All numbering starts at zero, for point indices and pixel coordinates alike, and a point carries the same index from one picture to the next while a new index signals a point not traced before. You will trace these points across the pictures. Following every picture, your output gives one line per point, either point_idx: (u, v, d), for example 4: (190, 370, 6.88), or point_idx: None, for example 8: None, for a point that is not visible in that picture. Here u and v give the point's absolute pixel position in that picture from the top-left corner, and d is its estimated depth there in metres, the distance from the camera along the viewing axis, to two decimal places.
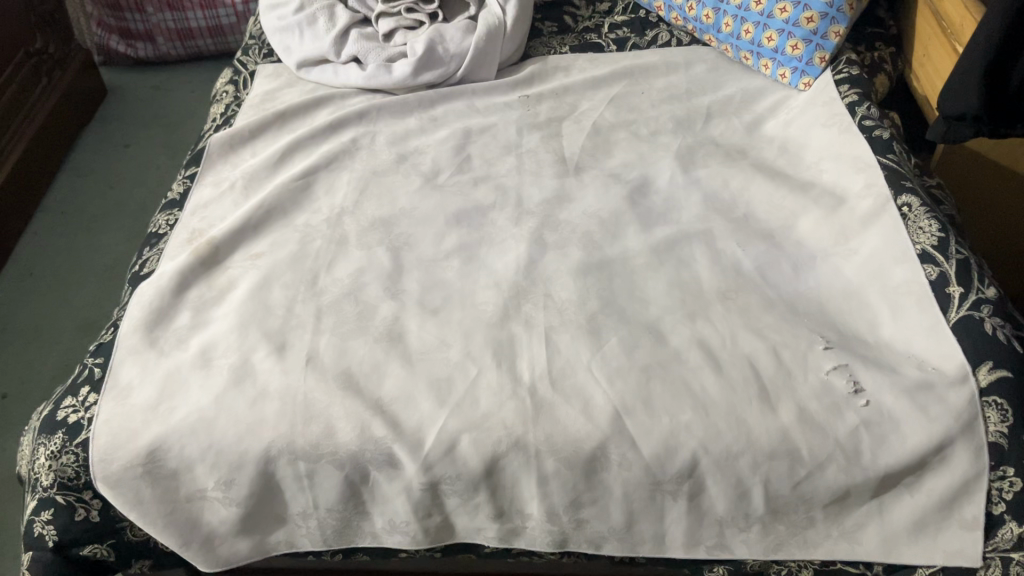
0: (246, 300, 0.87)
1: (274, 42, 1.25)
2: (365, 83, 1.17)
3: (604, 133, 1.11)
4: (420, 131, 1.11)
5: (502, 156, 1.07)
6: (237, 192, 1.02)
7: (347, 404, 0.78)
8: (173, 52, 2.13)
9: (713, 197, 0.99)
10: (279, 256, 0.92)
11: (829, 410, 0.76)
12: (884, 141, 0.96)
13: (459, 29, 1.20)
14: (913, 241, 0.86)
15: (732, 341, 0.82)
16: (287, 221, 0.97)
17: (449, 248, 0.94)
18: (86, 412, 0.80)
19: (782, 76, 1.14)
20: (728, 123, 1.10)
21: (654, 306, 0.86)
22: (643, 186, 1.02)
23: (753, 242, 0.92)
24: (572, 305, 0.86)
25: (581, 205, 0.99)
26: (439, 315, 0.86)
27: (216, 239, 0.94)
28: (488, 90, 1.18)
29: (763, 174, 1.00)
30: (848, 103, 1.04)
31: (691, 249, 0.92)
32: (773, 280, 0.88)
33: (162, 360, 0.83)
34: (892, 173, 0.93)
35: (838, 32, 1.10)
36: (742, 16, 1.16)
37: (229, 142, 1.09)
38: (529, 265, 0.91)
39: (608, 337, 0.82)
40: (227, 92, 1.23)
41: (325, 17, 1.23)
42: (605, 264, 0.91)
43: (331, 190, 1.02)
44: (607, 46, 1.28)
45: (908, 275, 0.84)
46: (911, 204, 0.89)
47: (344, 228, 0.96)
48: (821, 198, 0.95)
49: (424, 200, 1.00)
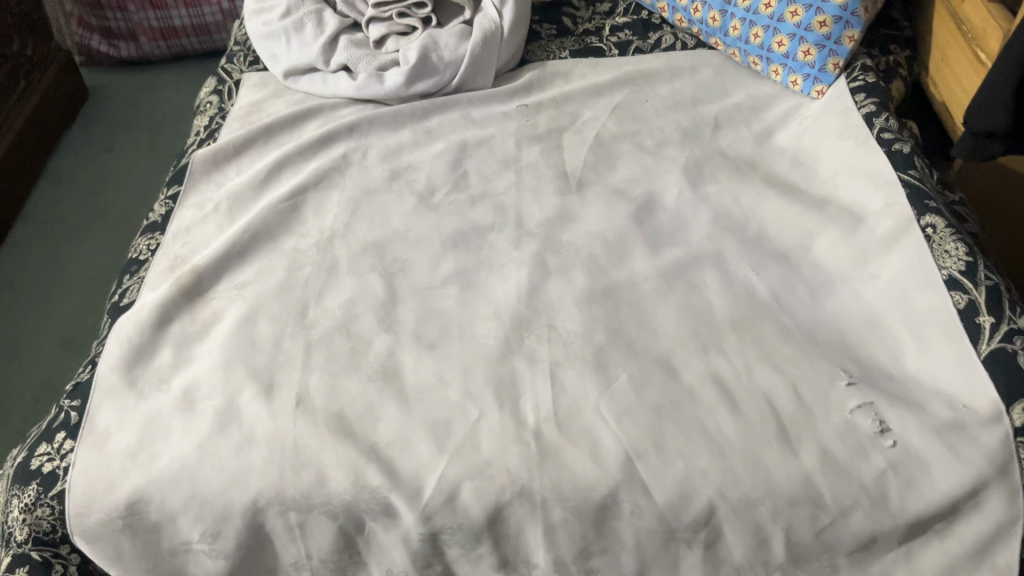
0: (231, 335, 0.82)
1: (259, 49, 1.19)
2: (356, 93, 1.11)
3: (607, 145, 1.05)
4: (414, 145, 1.06)
5: (501, 171, 1.02)
6: (221, 214, 0.96)
7: (339, 450, 0.73)
8: (157, 52, 2.06)
9: (724, 213, 0.94)
10: (265, 285, 0.87)
11: (853, 453, 0.72)
12: (904, 155, 0.91)
13: (453, 35, 1.14)
14: (939, 265, 0.81)
15: (748, 376, 0.77)
16: (274, 246, 0.92)
17: (446, 274, 0.89)
18: (61, 461, 0.75)
19: (793, 83, 1.08)
20: (737, 133, 1.05)
21: (665, 337, 0.81)
22: (649, 204, 0.96)
23: (767, 265, 0.87)
24: (578, 337, 0.81)
25: (584, 224, 0.94)
26: (436, 349, 0.81)
27: (199, 268, 0.88)
28: (484, 99, 1.12)
29: (775, 190, 0.95)
30: (865, 114, 0.98)
31: (702, 272, 0.87)
32: (789, 305, 0.83)
33: (141, 403, 0.78)
34: (914, 191, 0.87)
35: (852, 37, 1.05)
36: (750, 19, 1.11)
37: (213, 158, 1.04)
38: (531, 292, 0.86)
39: (617, 373, 0.77)
40: (211, 103, 1.18)
41: (313, 22, 1.17)
42: (611, 290, 0.86)
43: (320, 211, 0.96)
44: (608, 50, 1.23)
45: (933, 303, 0.79)
46: (935, 224, 0.84)
47: (335, 253, 0.91)
48: (837, 217, 0.90)
49: (418, 221, 0.95)
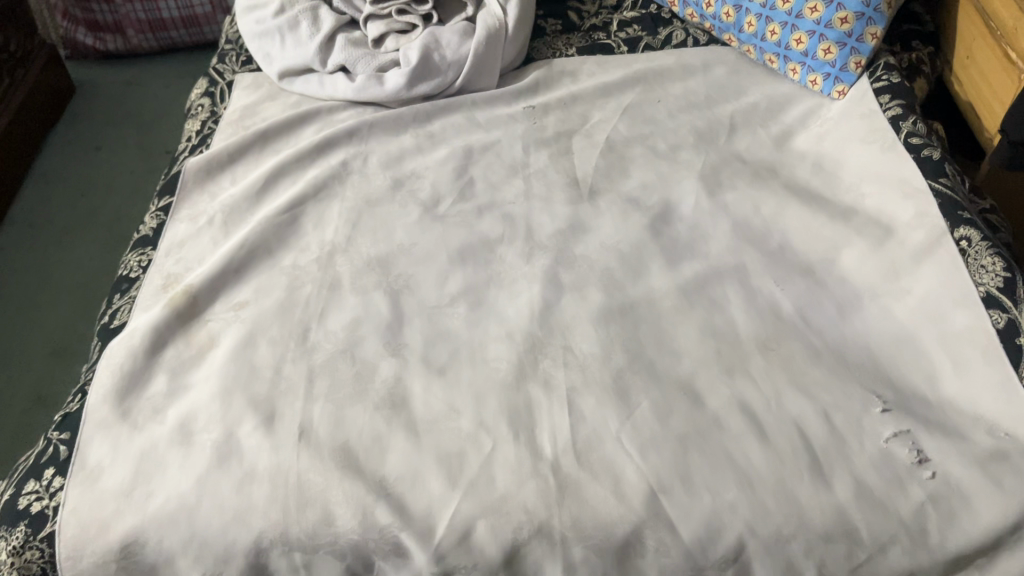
0: (228, 362, 0.77)
1: (253, 49, 1.14)
2: (355, 96, 1.06)
3: (619, 149, 1.01)
4: (417, 151, 1.01)
5: (508, 178, 0.98)
6: (216, 228, 0.91)
7: (347, 486, 0.69)
8: (145, 45, 2.00)
9: (744, 223, 0.89)
10: (264, 305, 0.83)
11: (890, 485, 0.68)
12: (934, 162, 0.87)
13: (456, 33, 1.09)
14: (976, 281, 0.77)
15: (777, 402, 0.73)
16: (272, 262, 0.87)
17: (454, 291, 0.84)
18: (50, 500, 0.71)
19: (812, 82, 1.04)
20: (755, 135, 1.00)
21: (687, 359, 0.77)
22: (665, 213, 0.92)
23: (792, 279, 0.83)
24: (595, 360, 0.77)
25: (598, 236, 0.90)
26: (446, 375, 0.76)
27: (193, 288, 0.84)
28: (489, 100, 1.07)
29: (798, 198, 0.90)
30: (891, 116, 0.94)
31: (723, 288, 0.83)
32: (816, 324, 0.79)
33: (135, 436, 0.73)
34: (947, 200, 0.83)
35: (875, 34, 1.00)
36: (767, 15, 1.06)
37: (206, 168, 0.99)
38: (544, 311, 0.82)
39: (639, 400, 0.73)
40: (202, 105, 1.12)
41: (308, 20, 1.11)
42: (628, 308, 0.82)
43: (320, 223, 0.92)
44: (616, 46, 1.17)
45: (970, 322, 0.75)
46: (970, 237, 0.79)
47: (336, 270, 0.86)
48: (864, 228, 0.85)
49: (423, 234, 0.90)
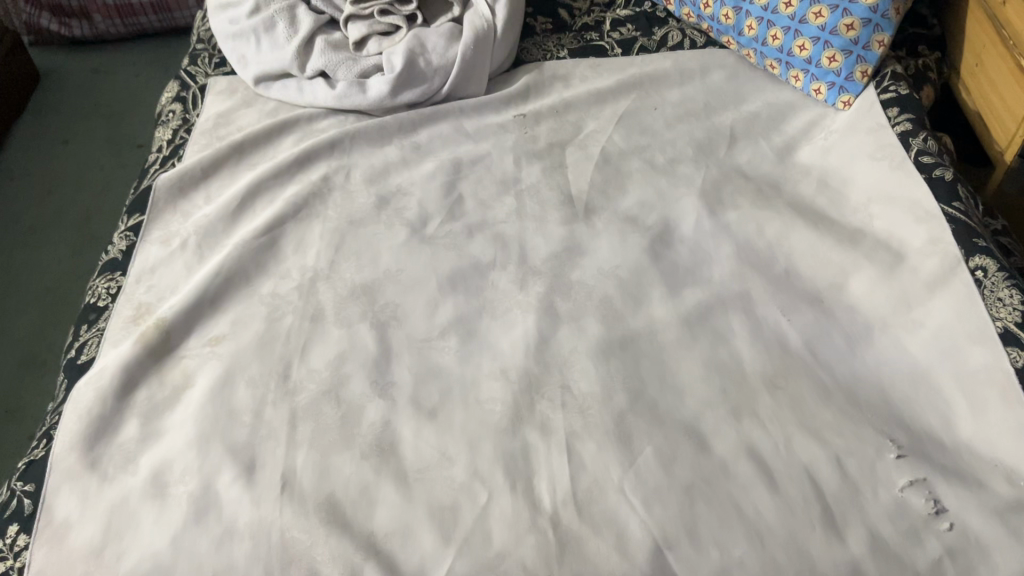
0: (204, 405, 0.73)
1: (227, 51, 1.07)
2: (336, 103, 1.01)
3: (614, 163, 0.96)
4: (402, 164, 0.96)
5: (500, 195, 0.93)
6: (190, 251, 0.86)
7: (332, 543, 0.64)
8: (113, 31, 1.91)
9: (748, 246, 0.85)
10: (242, 340, 0.78)
11: (907, 537, 0.64)
12: (946, 184, 0.83)
13: (442, 36, 1.03)
14: (993, 316, 0.73)
15: (786, 447, 0.69)
16: (250, 290, 0.83)
17: (444, 322, 0.80)
18: (14, 560, 0.66)
19: (816, 91, 0.99)
20: (756, 148, 0.96)
21: (692, 399, 0.73)
22: (665, 234, 0.88)
23: (799, 308, 0.79)
24: (595, 401, 0.73)
25: (595, 260, 0.85)
26: (437, 418, 0.72)
27: (166, 321, 0.78)
28: (477, 108, 1.02)
29: (804, 218, 0.86)
30: (900, 132, 0.90)
31: (727, 318, 0.79)
32: (825, 358, 0.76)
33: (105, 488, 0.68)
34: (961, 226, 0.79)
35: (882, 41, 0.95)
36: (768, 18, 1.01)
37: (178, 184, 0.93)
38: (540, 345, 0.77)
39: (642, 446, 0.69)
40: (173, 112, 1.06)
41: (285, 21, 1.05)
42: (629, 341, 0.78)
43: (301, 246, 0.87)
44: (610, 48, 1.12)
45: (987, 359, 0.71)
46: (986, 267, 0.76)
47: (319, 299, 0.81)
48: (874, 253, 0.81)
49: (410, 258, 0.85)
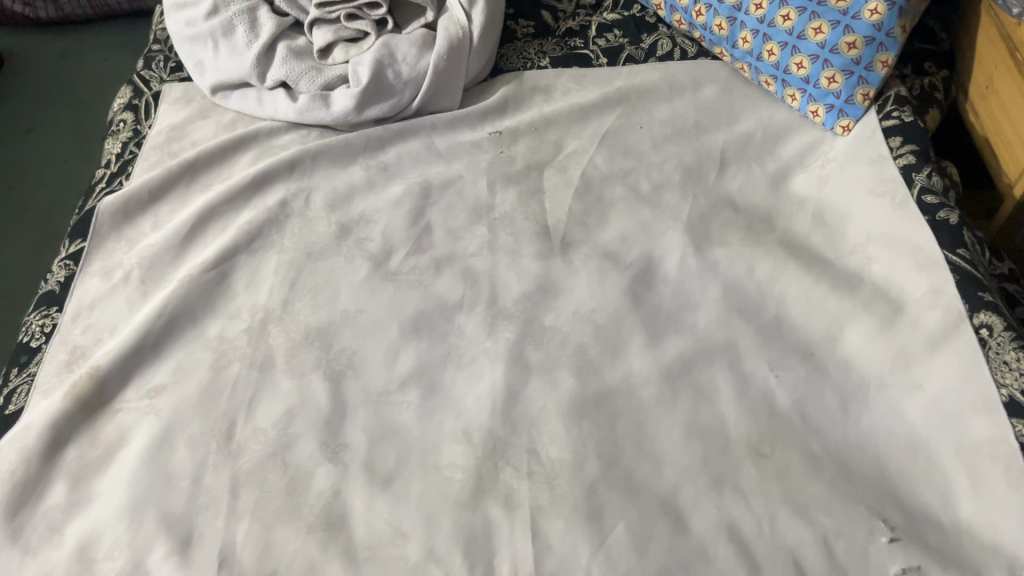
0: (139, 468, 0.67)
1: (183, 55, 1.00)
2: (297, 117, 0.94)
3: (595, 189, 0.89)
4: (368, 187, 0.89)
5: (471, 224, 0.86)
6: (133, 286, 0.79)
7: None
8: (79, 12, 1.78)
9: (736, 289, 0.79)
10: (184, 393, 0.71)
11: None
12: (951, 228, 0.77)
13: (413, 44, 0.96)
14: (997, 382, 0.67)
15: (770, 527, 0.64)
16: (195, 332, 0.76)
17: (404, 372, 0.73)
18: None
19: (814, 113, 0.92)
20: (748, 174, 0.90)
21: (670, 468, 0.67)
22: (647, 273, 0.81)
23: (789, 363, 0.73)
24: (565, 470, 0.67)
25: (571, 302, 0.79)
26: (392, 487, 0.66)
27: (101, 369, 0.72)
28: (450, 124, 0.95)
29: (797, 260, 0.80)
30: (902, 166, 0.84)
31: (711, 373, 0.73)
32: (816, 422, 0.70)
33: (27, 564, 0.62)
34: (966, 277, 0.73)
35: (886, 61, 0.88)
36: (764, 32, 0.93)
37: (124, 208, 0.86)
38: (508, 402, 0.71)
39: (613, 523, 0.64)
40: (124, 121, 0.98)
41: (245, 24, 0.97)
42: (604, 398, 0.71)
43: (253, 282, 0.80)
44: (595, 56, 1.05)
45: (990, 431, 0.65)
46: (991, 325, 0.69)
47: (269, 344, 0.75)
48: (871, 302, 0.75)
49: (371, 298, 0.79)
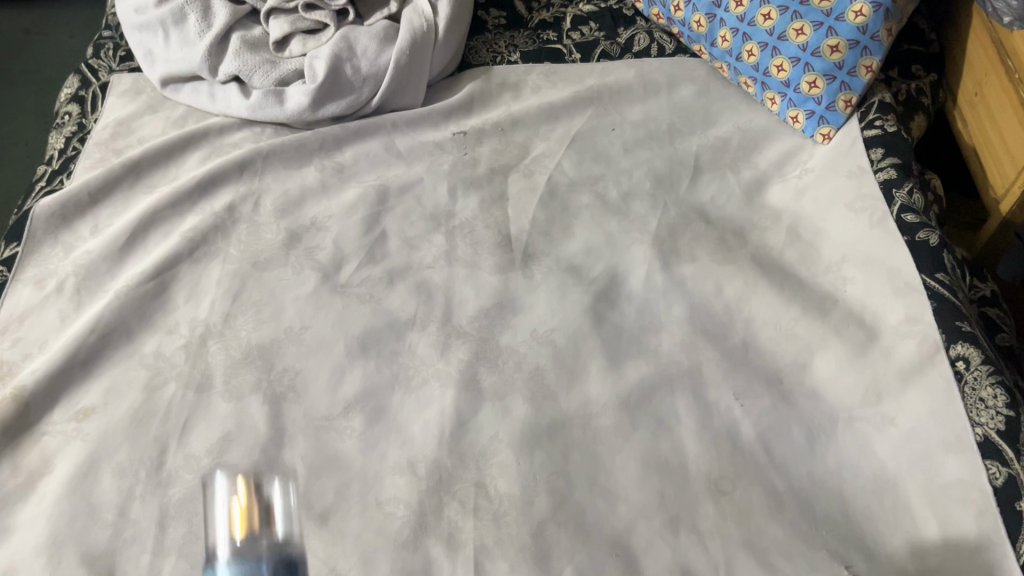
0: (62, 499, 0.62)
1: (131, 43, 0.94)
2: (250, 114, 0.89)
3: (561, 197, 0.85)
4: (322, 190, 0.85)
5: (429, 232, 0.82)
6: (66, 297, 0.75)
7: None
8: None
9: (703, 309, 0.75)
10: (114, 416, 0.67)
11: None
12: (931, 251, 0.73)
13: (374, 37, 0.91)
14: (972, 420, 0.64)
15: (727, 571, 0.60)
16: (130, 349, 0.72)
17: (350, 396, 0.69)
18: None
19: (793, 119, 0.88)
20: (722, 183, 0.85)
21: (625, 506, 0.63)
22: (612, 290, 0.77)
23: (754, 392, 0.69)
24: (514, 507, 0.63)
25: (529, 321, 0.75)
26: (329, 523, 0.62)
27: (26, 390, 0.68)
28: (412, 122, 0.91)
29: (768, 279, 0.76)
30: (882, 181, 0.79)
31: (673, 401, 0.69)
32: (780, 456, 0.66)
33: None
34: (943, 304, 0.70)
35: (870, 67, 0.83)
36: (744, 31, 0.89)
37: (61, 211, 0.81)
38: (457, 430, 0.67)
39: (561, 565, 0.60)
40: (69, 114, 0.93)
41: (197, 12, 0.91)
42: (559, 427, 0.68)
43: (194, 295, 0.76)
44: (568, 52, 1.00)
45: (962, 473, 0.62)
46: (968, 358, 0.66)
47: (208, 363, 0.71)
48: (843, 328, 0.71)
49: (318, 313, 0.75)
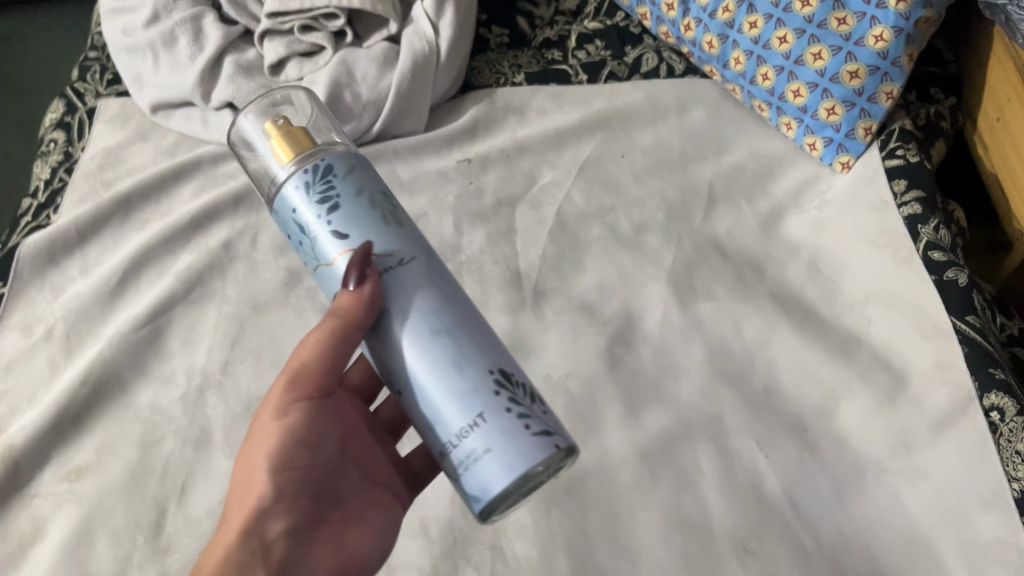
0: (55, 569, 0.59)
1: (119, 66, 0.90)
2: None
3: (571, 229, 0.82)
4: None
5: None
6: (56, 343, 0.72)
7: None
8: None
9: (723, 352, 0.72)
10: (109, 475, 0.64)
11: None
12: (960, 293, 0.70)
13: (374, 60, 0.88)
14: (1010, 475, 0.61)
15: None
16: (124, 401, 0.69)
17: None
18: None
19: (810, 146, 0.85)
20: (737, 213, 0.82)
21: (647, 568, 0.61)
22: (627, 331, 0.74)
23: (779, 442, 0.66)
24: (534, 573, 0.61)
25: (542, 365, 0.72)
26: None
27: (17, 448, 0.65)
28: (415, 149, 0.87)
29: (789, 319, 0.73)
30: (907, 216, 0.77)
31: (694, 453, 0.66)
32: (807, 511, 0.63)
33: None
34: (975, 349, 0.67)
35: (891, 93, 0.80)
36: (758, 54, 0.85)
37: (50, 250, 0.77)
38: None
39: None
40: (55, 142, 0.90)
41: (188, 35, 0.88)
42: (576, 484, 0.65)
43: (190, 339, 0.72)
44: (574, 73, 0.96)
45: (999, 532, 0.59)
46: (1003, 409, 0.63)
47: (207, 415, 0.68)
48: (870, 373, 0.69)
49: None
